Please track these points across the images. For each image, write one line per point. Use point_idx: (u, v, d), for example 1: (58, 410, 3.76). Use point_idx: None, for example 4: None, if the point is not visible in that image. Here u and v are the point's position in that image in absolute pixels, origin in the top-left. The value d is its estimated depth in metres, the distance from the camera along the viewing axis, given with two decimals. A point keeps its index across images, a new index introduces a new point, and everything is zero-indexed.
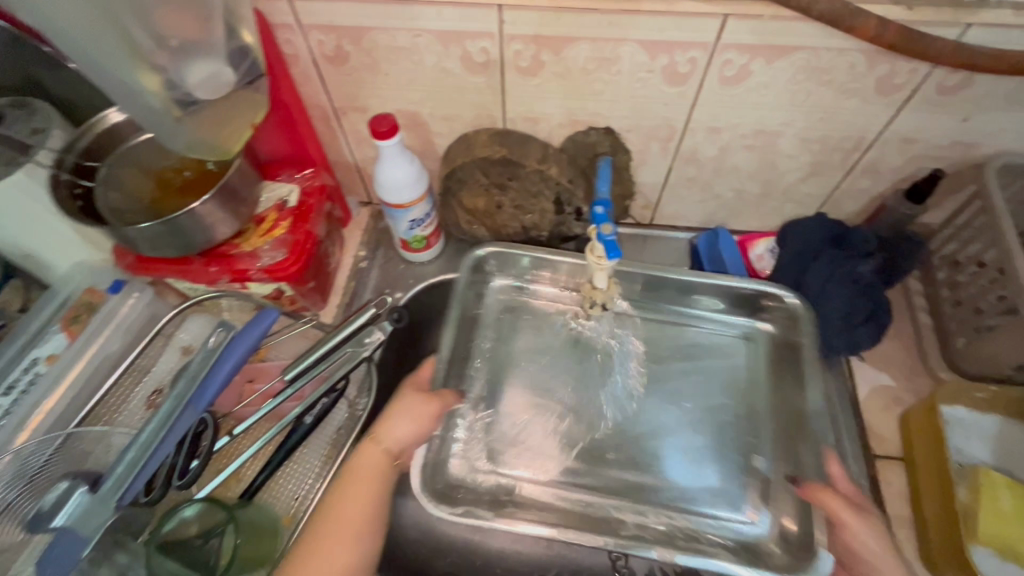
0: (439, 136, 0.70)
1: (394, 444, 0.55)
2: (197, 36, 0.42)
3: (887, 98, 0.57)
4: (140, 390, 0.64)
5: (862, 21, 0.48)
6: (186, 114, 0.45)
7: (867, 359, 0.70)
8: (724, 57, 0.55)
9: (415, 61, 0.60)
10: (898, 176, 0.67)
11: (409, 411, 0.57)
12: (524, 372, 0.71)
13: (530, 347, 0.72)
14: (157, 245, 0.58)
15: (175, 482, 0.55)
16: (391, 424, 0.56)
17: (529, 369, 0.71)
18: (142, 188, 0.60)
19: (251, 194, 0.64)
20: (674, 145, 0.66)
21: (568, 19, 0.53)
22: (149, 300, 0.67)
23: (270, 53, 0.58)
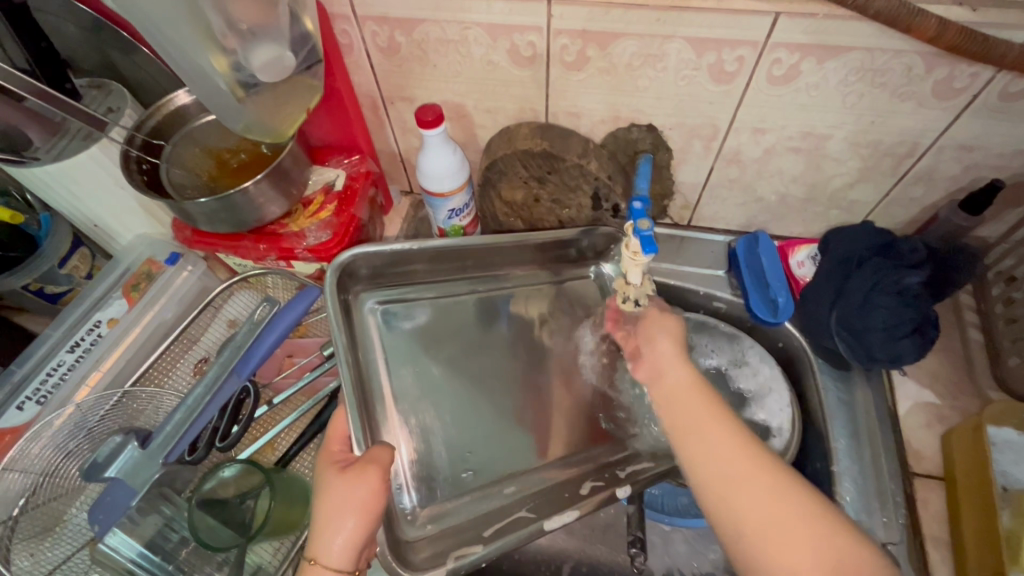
0: (481, 128, 0.71)
1: (342, 536, 0.45)
2: (264, 22, 0.45)
3: (945, 102, 0.55)
4: (188, 358, 0.68)
5: (921, 21, 0.47)
6: (247, 96, 0.48)
7: (909, 375, 0.67)
8: (774, 55, 0.54)
9: (463, 53, 0.61)
10: (953, 186, 0.64)
11: (343, 499, 0.45)
12: (430, 386, 0.59)
13: (450, 351, 0.61)
14: (212, 221, 0.62)
15: (217, 444, 0.59)
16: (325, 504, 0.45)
17: (453, 375, 0.60)
18: (201, 167, 0.64)
19: (301, 177, 0.67)
20: (717, 144, 0.66)
21: (616, 14, 0.54)
22: (202, 272, 0.71)
23: (326, 42, 0.61)
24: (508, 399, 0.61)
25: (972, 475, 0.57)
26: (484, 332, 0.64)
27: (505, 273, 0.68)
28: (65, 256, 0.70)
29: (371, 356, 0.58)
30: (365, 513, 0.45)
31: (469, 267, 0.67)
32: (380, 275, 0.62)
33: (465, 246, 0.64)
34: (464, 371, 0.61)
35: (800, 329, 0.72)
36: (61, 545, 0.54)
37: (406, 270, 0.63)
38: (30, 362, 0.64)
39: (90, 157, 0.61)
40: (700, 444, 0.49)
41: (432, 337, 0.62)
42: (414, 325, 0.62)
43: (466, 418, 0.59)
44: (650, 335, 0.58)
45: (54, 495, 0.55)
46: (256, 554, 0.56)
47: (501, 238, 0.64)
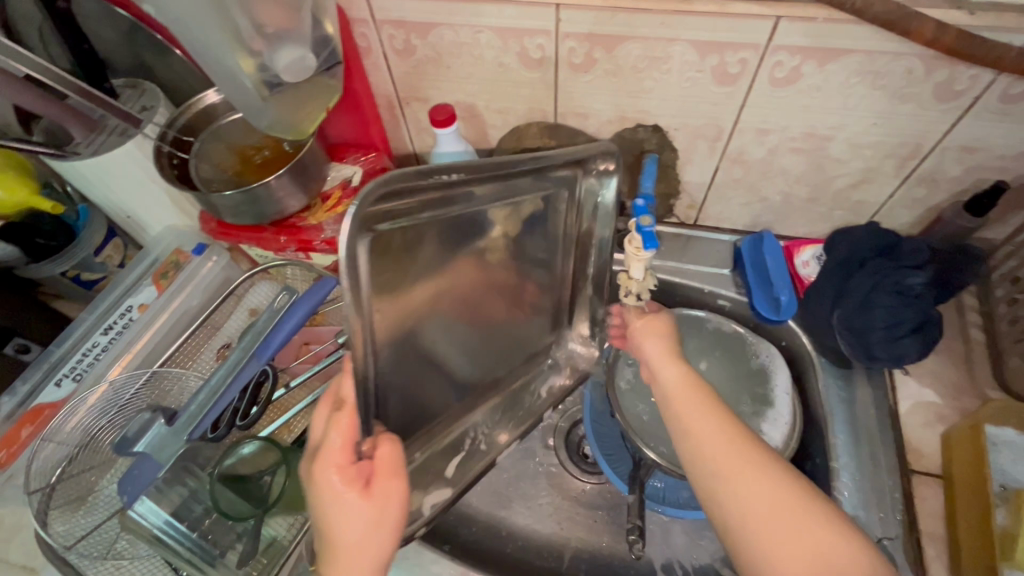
0: (492, 128, 0.74)
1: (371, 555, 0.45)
2: (288, 25, 0.48)
3: (947, 104, 0.56)
4: (212, 343, 0.71)
5: (918, 24, 0.48)
6: (271, 94, 0.52)
7: (911, 374, 0.68)
8: (775, 58, 0.56)
9: (475, 55, 0.64)
10: (958, 187, 0.65)
11: (354, 508, 0.43)
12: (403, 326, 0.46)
13: (430, 286, 0.46)
14: (236, 213, 0.65)
15: (237, 422, 0.62)
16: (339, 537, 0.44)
17: (421, 314, 0.47)
18: (227, 162, 0.68)
19: (320, 172, 0.70)
20: (721, 145, 0.67)
21: (622, 18, 0.56)
22: (225, 263, 0.74)
23: (346, 45, 0.64)
24: (458, 327, 0.52)
25: (968, 472, 0.58)
26: (468, 262, 0.49)
27: (509, 193, 0.48)
28: (100, 246, 0.75)
29: (367, 300, 0.40)
30: (384, 527, 0.45)
31: (492, 174, 0.45)
32: (392, 199, 0.38)
33: (505, 169, 0.45)
34: (437, 309, 0.48)
35: (803, 327, 0.73)
36: (94, 513, 0.58)
37: (423, 188, 0.40)
38: (67, 344, 0.68)
39: (126, 153, 0.65)
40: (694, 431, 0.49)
41: (414, 267, 0.44)
42: (399, 252, 0.42)
43: (416, 351, 0.49)
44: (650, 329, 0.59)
45: (88, 466, 0.59)
46: (272, 527, 0.59)
47: (539, 159, 0.47)
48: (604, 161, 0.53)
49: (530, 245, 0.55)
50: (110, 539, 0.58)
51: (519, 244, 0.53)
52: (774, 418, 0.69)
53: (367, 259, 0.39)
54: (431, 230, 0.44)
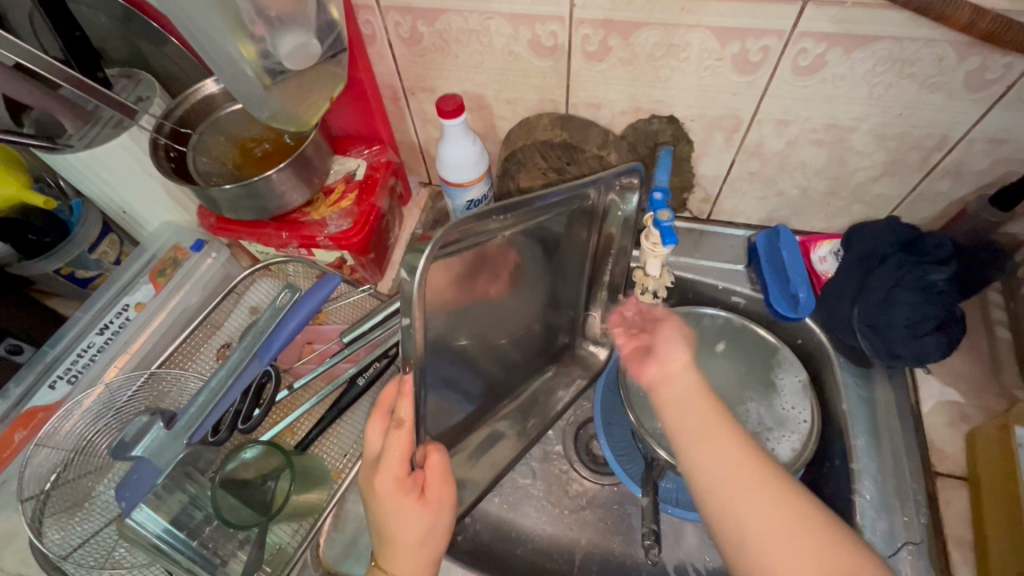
0: (501, 119, 0.71)
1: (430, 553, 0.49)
2: (291, 10, 0.45)
3: (977, 94, 0.54)
4: (212, 343, 0.69)
5: (954, 9, 0.46)
6: (273, 83, 0.49)
7: (933, 373, 0.66)
8: (800, 46, 0.54)
9: (484, 43, 0.61)
10: (983, 180, 0.63)
11: (409, 517, 0.46)
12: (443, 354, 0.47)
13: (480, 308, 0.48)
14: (236, 208, 0.63)
15: (239, 426, 0.60)
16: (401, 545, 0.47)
17: (461, 340, 0.48)
18: (226, 155, 0.65)
19: (323, 166, 0.68)
20: (738, 137, 0.65)
21: (639, 3, 0.53)
22: (225, 260, 0.72)
23: (350, 32, 0.61)
24: (496, 339, 0.54)
25: (996, 474, 0.56)
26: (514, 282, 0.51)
27: (552, 217, 0.49)
28: (95, 242, 0.72)
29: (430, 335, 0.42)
30: (438, 527, 0.48)
31: (536, 209, 0.45)
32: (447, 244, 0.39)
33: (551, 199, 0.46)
34: (484, 326, 0.50)
35: (821, 325, 0.71)
36: (91, 519, 0.56)
37: (472, 232, 0.41)
38: (62, 344, 0.66)
39: (121, 145, 0.62)
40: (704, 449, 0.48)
41: (466, 297, 0.45)
42: (457, 286, 0.43)
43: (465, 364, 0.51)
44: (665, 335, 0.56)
45: (84, 471, 0.57)
46: (277, 534, 0.57)
47: (573, 188, 0.47)
48: (628, 178, 0.51)
49: (564, 261, 0.56)
50: (108, 546, 0.55)
51: (551, 262, 0.54)
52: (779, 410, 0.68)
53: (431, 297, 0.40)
54: (483, 260, 0.45)
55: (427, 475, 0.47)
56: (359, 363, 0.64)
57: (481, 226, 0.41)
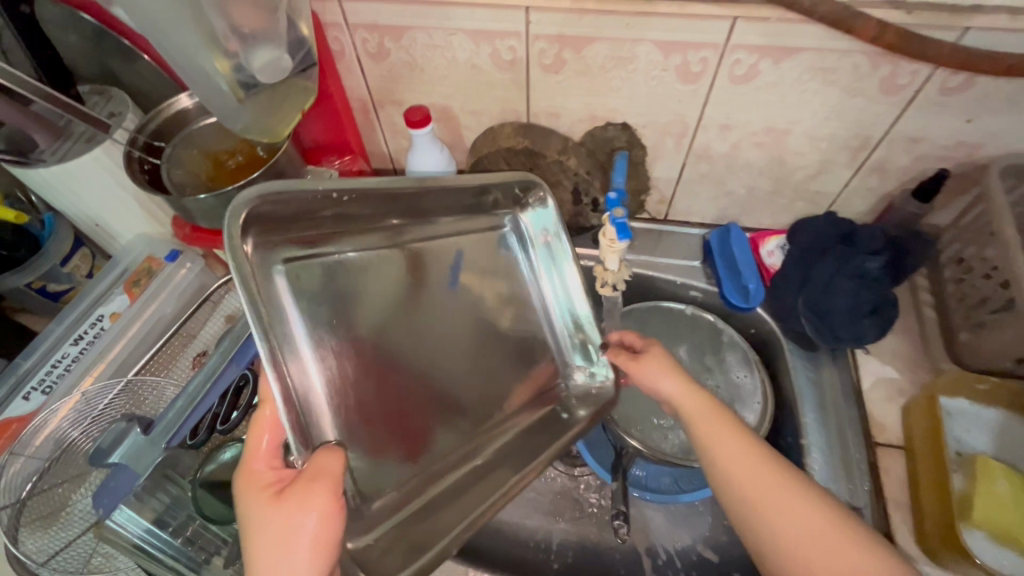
0: (467, 129, 0.75)
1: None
2: (264, 27, 0.48)
3: (891, 97, 0.60)
4: (188, 352, 0.70)
5: (862, 23, 0.52)
6: (247, 96, 0.52)
7: (872, 353, 0.72)
8: (734, 57, 0.59)
9: (448, 58, 0.65)
10: (905, 176, 0.69)
11: (261, 523, 0.39)
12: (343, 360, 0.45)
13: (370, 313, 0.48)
14: (211, 217, 0.65)
15: (218, 427, 0.61)
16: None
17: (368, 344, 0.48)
18: (199, 167, 0.67)
19: (296, 176, 0.70)
20: (687, 141, 0.70)
21: (589, 20, 0.58)
22: (200, 270, 0.74)
23: (320, 48, 0.65)
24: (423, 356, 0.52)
25: (928, 442, 0.62)
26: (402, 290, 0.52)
27: (399, 219, 0.52)
28: (67, 256, 0.73)
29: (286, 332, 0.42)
30: (306, 547, 0.38)
31: (406, 197, 0.49)
32: (286, 224, 0.42)
33: (401, 190, 0.47)
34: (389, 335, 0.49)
35: (771, 313, 0.76)
36: (70, 527, 0.57)
37: (328, 212, 0.45)
38: (35, 356, 0.66)
39: (94, 159, 0.64)
40: (725, 460, 0.51)
41: (352, 296, 0.47)
42: (320, 289, 0.46)
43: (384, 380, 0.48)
44: (652, 376, 0.59)
45: (61, 480, 0.58)
46: None
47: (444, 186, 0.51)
48: (535, 192, 0.62)
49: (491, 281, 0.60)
50: (88, 551, 0.56)
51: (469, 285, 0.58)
52: (733, 379, 0.74)
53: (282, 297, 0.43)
54: (350, 266, 0.48)
55: (300, 479, 0.38)
56: None
57: (336, 209, 0.45)
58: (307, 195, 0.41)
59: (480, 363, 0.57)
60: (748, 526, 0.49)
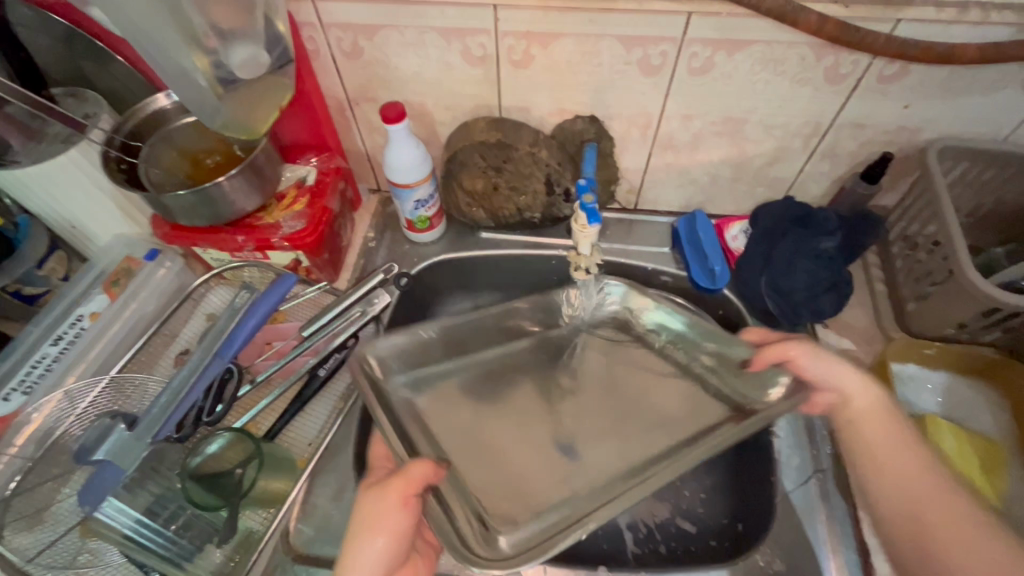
0: (442, 125, 0.78)
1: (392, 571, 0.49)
2: (241, 26, 0.50)
3: (836, 86, 0.65)
4: (170, 351, 0.71)
5: (805, 16, 0.56)
6: (226, 92, 0.54)
7: (829, 327, 0.76)
8: (691, 50, 0.63)
9: (421, 55, 0.68)
10: (854, 160, 0.74)
11: (366, 513, 0.49)
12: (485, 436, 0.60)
13: (499, 423, 0.62)
14: (191, 214, 0.66)
15: (204, 421, 0.61)
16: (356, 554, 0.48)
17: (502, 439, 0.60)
18: (178, 166, 0.68)
19: (274, 174, 0.72)
20: (652, 132, 0.74)
21: (554, 17, 0.61)
22: (179, 269, 0.74)
23: (295, 47, 0.66)
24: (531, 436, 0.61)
25: None
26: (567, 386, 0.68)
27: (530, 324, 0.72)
28: (43, 258, 0.73)
29: (408, 422, 0.58)
30: (401, 530, 0.48)
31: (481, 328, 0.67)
32: (415, 363, 0.63)
33: (462, 326, 0.66)
34: (508, 430, 0.61)
35: (736, 294, 0.80)
36: (51, 527, 0.56)
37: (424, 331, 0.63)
38: (12, 358, 0.66)
39: (71, 160, 0.64)
40: (876, 442, 0.55)
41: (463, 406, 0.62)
42: (448, 390, 0.62)
43: (494, 459, 0.58)
44: (819, 362, 0.57)
45: (45, 479, 0.58)
46: (247, 519, 0.60)
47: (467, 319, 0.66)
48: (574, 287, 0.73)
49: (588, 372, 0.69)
50: (74, 550, 0.56)
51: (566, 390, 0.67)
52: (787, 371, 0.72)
53: (420, 399, 0.61)
54: (463, 374, 0.65)
55: (386, 487, 0.49)
56: (319, 355, 0.68)
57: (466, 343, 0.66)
58: (417, 333, 0.62)
59: (632, 432, 0.62)
60: (865, 482, 0.55)
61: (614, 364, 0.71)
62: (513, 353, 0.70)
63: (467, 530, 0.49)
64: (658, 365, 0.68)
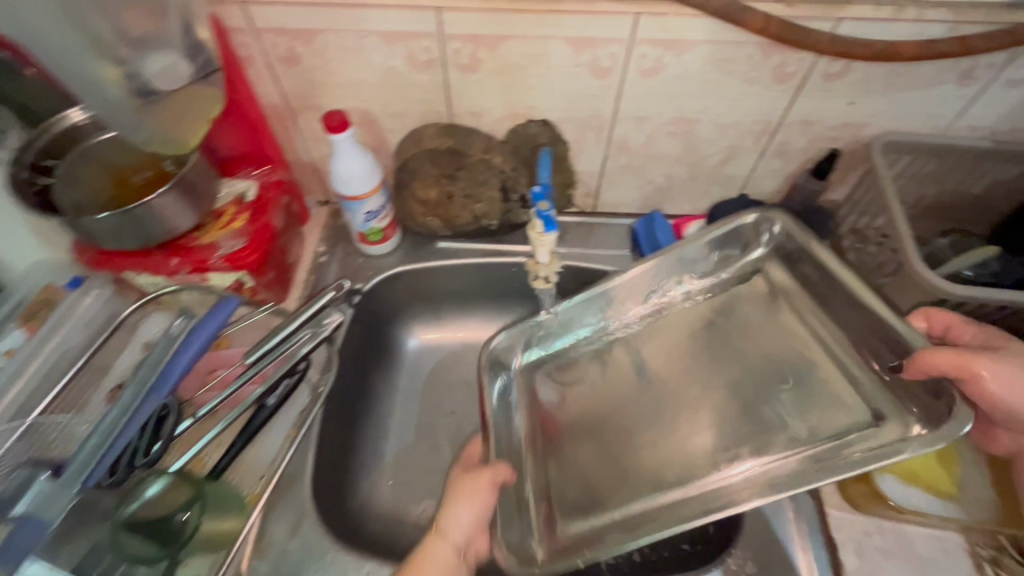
0: (390, 132, 0.74)
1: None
2: (153, 32, 0.46)
3: (784, 85, 0.66)
4: (102, 386, 0.66)
5: (751, 16, 0.56)
6: (145, 106, 0.49)
7: None
8: (641, 51, 0.62)
9: (363, 60, 0.64)
10: (804, 157, 0.75)
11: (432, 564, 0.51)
12: (580, 408, 0.70)
13: (594, 392, 0.70)
14: (116, 237, 0.61)
15: (139, 462, 0.56)
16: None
17: (592, 412, 0.69)
18: (100, 184, 0.62)
19: (210, 189, 0.67)
20: (606, 134, 0.73)
21: (500, 19, 0.59)
22: (109, 296, 0.68)
23: (225, 53, 0.62)
24: (636, 430, 0.65)
25: None
26: (811, 348, 0.64)
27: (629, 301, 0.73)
28: None
29: (530, 428, 0.71)
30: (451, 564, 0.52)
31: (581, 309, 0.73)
32: (536, 362, 0.75)
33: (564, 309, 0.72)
34: (604, 405, 0.69)
35: None
36: None
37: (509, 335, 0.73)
38: None
39: None
40: None
41: (599, 404, 0.69)
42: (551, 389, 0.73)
43: (610, 448, 0.65)
44: (1009, 385, 0.50)
45: None
46: (190, 568, 0.55)
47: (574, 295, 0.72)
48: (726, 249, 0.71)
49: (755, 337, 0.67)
50: None
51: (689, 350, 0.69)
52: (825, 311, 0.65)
53: (548, 398, 0.72)
54: (575, 367, 0.73)
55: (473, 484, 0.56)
56: (267, 382, 0.64)
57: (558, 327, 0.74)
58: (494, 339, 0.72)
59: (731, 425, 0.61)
60: None
61: (779, 318, 0.68)
62: (607, 329, 0.74)
63: (530, 531, 0.63)
64: (793, 322, 0.67)
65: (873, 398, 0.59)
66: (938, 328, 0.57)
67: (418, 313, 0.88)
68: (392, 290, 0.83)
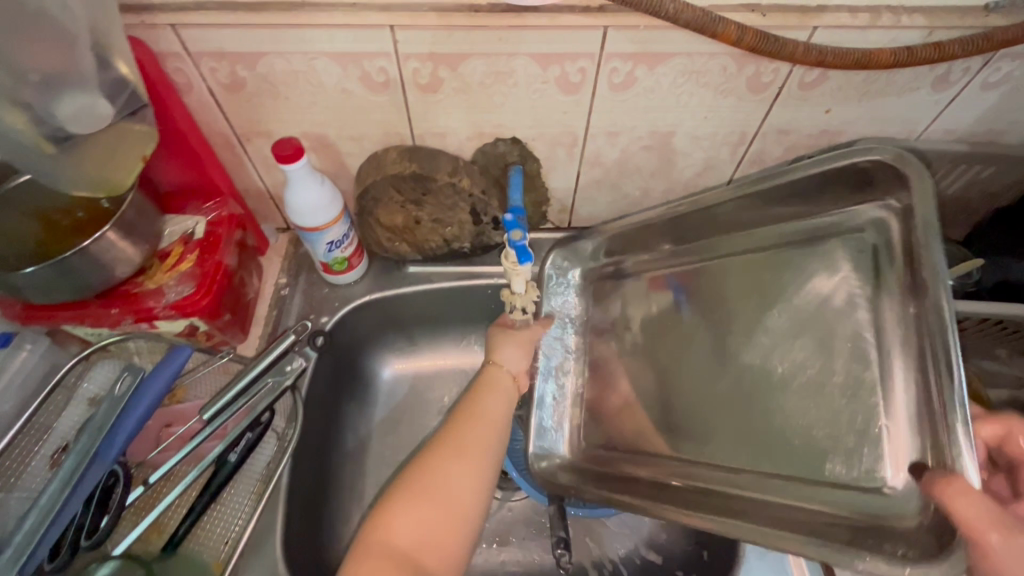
0: (349, 156, 0.69)
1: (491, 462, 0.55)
2: (63, 69, 0.40)
3: (759, 95, 0.63)
4: (43, 449, 0.60)
5: (724, 27, 0.53)
6: (61, 151, 0.43)
7: None
8: (611, 65, 0.59)
9: (314, 83, 0.60)
10: (781, 165, 0.73)
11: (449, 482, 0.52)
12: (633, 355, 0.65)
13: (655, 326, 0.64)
14: (46, 291, 0.55)
15: (83, 542, 0.52)
16: (483, 404, 0.58)
17: (646, 352, 0.64)
18: (26, 233, 0.57)
19: (152, 230, 0.61)
20: (579, 150, 0.70)
21: (460, 36, 0.55)
22: (46, 349, 0.62)
23: (158, 83, 0.56)
24: (679, 384, 0.60)
25: None
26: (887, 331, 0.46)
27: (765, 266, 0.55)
28: None
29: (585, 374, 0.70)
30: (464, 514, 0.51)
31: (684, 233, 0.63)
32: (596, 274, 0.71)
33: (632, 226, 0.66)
34: (654, 352, 0.63)
35: None
36: None
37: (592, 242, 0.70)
38: None
39: None
40: None
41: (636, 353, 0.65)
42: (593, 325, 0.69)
43: (649, 390, 0.63)
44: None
45: None
46: None
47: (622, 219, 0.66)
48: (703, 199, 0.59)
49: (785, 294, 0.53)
50: None
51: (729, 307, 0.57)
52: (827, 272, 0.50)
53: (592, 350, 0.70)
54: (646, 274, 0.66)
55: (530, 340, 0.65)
56: (227, 440, 0.59)
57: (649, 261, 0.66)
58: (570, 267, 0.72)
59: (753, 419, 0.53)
60: None
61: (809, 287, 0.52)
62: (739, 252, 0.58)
63: (561, 436, 0.69)
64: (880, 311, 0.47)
65: (898, 448, 0.44)
66: (992, 439, 0.51)
67: (391, 342, 0.83)
68: (361, 319, 0.78)
